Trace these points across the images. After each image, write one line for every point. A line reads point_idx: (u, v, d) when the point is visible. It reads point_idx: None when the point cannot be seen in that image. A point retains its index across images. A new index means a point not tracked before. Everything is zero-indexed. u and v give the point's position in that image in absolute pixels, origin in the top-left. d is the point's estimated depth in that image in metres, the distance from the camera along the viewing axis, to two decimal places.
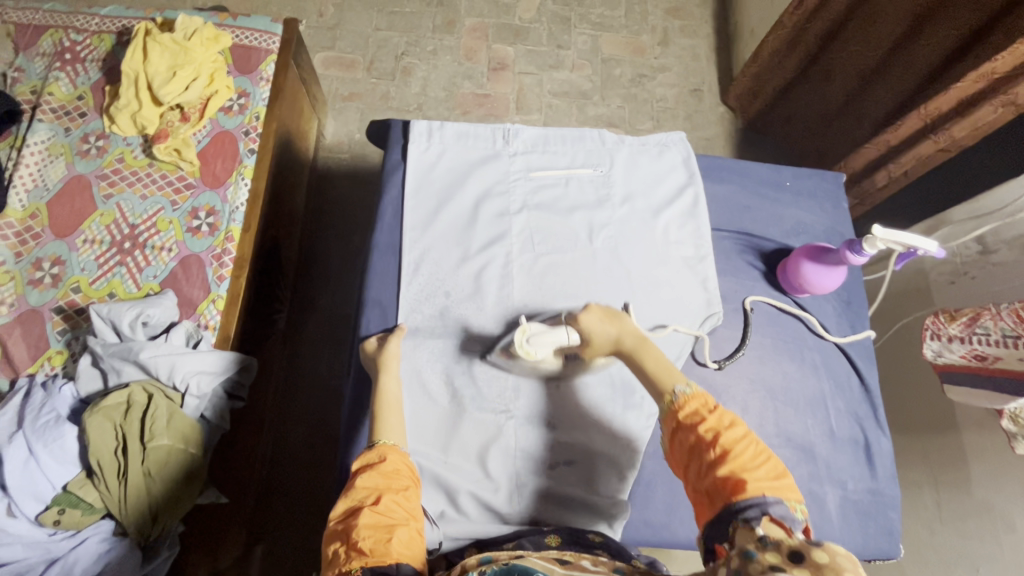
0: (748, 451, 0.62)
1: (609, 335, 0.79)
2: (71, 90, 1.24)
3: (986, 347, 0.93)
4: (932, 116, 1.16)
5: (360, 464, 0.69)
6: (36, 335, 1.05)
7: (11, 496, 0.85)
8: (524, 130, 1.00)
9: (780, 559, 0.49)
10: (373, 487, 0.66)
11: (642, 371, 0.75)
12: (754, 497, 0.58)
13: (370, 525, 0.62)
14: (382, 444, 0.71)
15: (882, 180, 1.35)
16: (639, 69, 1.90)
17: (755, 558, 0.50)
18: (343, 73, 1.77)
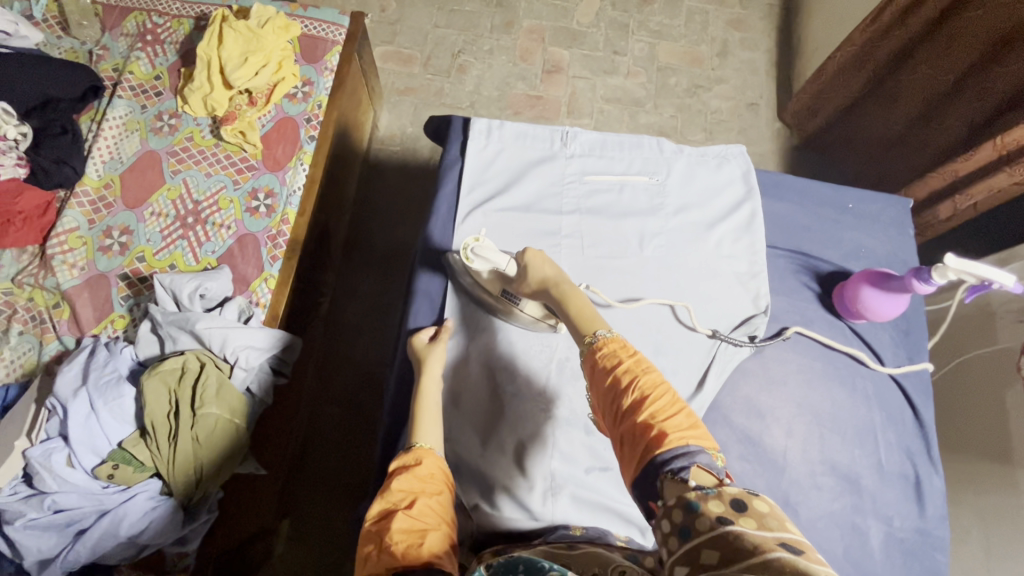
0: (665, 397, 0.60)
1: (544, 274, 0.81)
2: (150, 70, 1.31)
3: None
4: (1009, 147, 1.13)
5: (397, 465, 0.70)
6: (102, 298, 1.11)
7: (72, 447, 0.91)
8: (582, 133, 1.00)
9: (724, 510, 0.49)
10: (408, 489, 0.67)
11: (566, 315, 0.75)
12: (676, 446, 0.56)
13: (403, 525, 0.62)
14: (419, 447, 0.72)
15: (946, 212, 1.31)
16: (695, 79, 1.87)
17: (700, 510, 0.50)
18: (400, 67, 1.81)
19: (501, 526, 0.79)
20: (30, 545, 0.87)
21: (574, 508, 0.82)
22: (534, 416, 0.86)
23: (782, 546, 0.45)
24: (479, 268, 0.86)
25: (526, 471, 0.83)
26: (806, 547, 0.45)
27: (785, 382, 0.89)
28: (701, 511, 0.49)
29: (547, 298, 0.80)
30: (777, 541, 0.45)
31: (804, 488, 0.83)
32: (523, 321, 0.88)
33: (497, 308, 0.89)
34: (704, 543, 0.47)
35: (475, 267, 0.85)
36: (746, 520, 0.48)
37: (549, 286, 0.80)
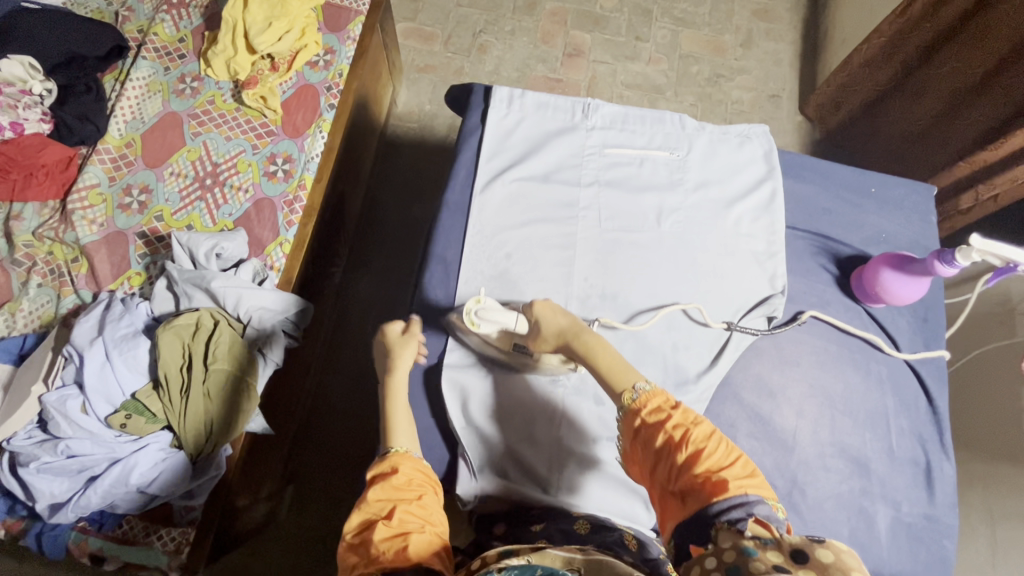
0: (717, 451, 0.64)
1: (559, 326, 0.78)
2: (174, 32, 1.31)
3: None
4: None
5: (373, 473, 0.71)
6: (119, 255, 1.12)
7: (86, 395, 0.92)
8: (604, 106, 0.99)
9: (782, 559, 0.51)
10: (386, 498, 0.68)
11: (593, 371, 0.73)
12: (734, 496, 0.60)
13: (385, 537, 0.64)
14: (394, 453, 0.73)
15: (967, 202, 1.35)
16: (717, 69, 1.85)
17: (755, 556, 0.52)
18: (420, 44, 1.80)
19: (506, 488, 0.82)
20: (42, 488, 0.89)
21: (581, 476, 0.83)
22: (544, 388, 0.86)
23: None
24: (487, 330, 0.82)
25: (534, 437, 0.84)
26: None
27: (798, 363, 0.88)
28: (759, 558, 0.51)
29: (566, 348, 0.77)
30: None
31: (813, 469, 0.83)
32: (544, 370, 0.85)
33: (507, 363, 0.86)
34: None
35: (483, 331, 0.81)
36: (805, 572, 0.49)
37: (568, 336, 0.77)
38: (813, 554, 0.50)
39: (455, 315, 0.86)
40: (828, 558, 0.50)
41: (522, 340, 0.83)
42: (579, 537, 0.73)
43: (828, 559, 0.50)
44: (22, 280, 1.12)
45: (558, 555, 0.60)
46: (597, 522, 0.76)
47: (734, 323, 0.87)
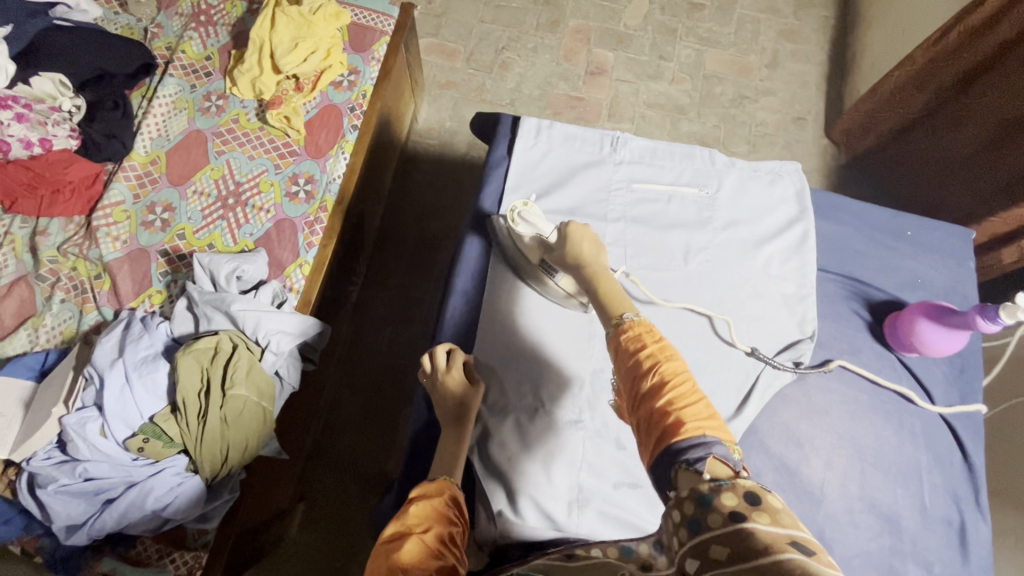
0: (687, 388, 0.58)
1: (583, 251, 0.77)
2: (201, 50, 1.32)
3: None
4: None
5: (417, 492, 0.71)
6: (141, 273, 1.13)
7: (106, 417, 0.92)
8: (633, 139, 0.98)
9: (737, 503, 0.49)
10: (425, 516, 0.67)
11: (597, 293, 0.71)
12: (692, 435, 0.54)
13: (415, 553, 0.62)
14: (442, 480, 0.73)
15: (1013, 256, 1.33)
16: (741, 90, 1.82)
17: (712, 503, 0.49)
18: (443, 60, 1.80)
19: (523, 534, 0.78)
20: (59, 510, 0.89)
21: (601, 522, 0.80)
22: (566, 427, 0.84)
23: (794, 544, 0.45)
24: (524, 232, 0.87)
25: (553, 479, 0.81)
26: (817, 549, 0.46)
27: (827, 412, 0.85)
28: (716, 506, 0.49)
29: (578, 277, 0.76)
30: (788, 539, 0.46)
31: (840, 525, 0.80)
32: (553, 294, 0.89)
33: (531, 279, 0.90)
34: (717, 539, 0.48)
35: (520, 231, 0.87)
36: (761, 517, 0.48)
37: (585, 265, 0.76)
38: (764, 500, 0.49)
39: (500, 217, 0.92)
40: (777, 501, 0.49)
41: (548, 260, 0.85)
42: None
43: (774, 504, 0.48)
44: (45, 295, 1.13)
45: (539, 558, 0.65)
46: None
47: (758, 350, 0.85)
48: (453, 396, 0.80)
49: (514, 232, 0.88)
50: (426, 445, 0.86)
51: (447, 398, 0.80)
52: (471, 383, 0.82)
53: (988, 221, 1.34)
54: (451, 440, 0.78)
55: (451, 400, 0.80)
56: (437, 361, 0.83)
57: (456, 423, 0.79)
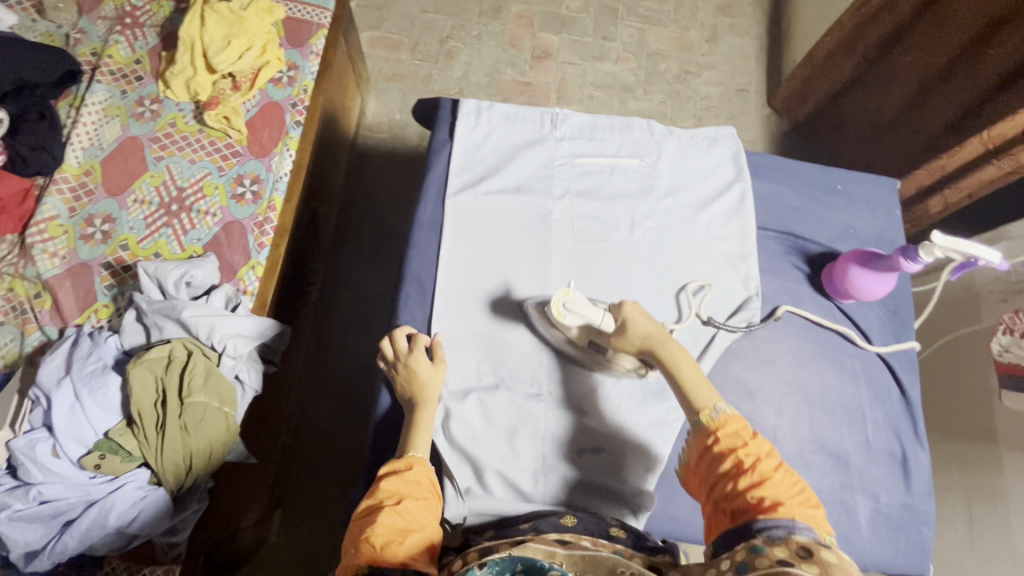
0: (783, 482, 0.63)
1: (643, 329, 0.77)
2: (129, 54, 1.27)
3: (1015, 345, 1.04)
4: (995, 142, 1.16)
5: (387, 469, 0.73)
6: (84, 288, 1.09)
7: (57, 437, 0.90)
8: (573, 115, 1.00)
9: (788, 555, 0.54)
10: (396, 490, 0.70)
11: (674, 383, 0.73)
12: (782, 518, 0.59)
13: (388, 523, 0.65)
14: (411, 455, 0.74)
15: (936, 206, 1.34)
16: (684, 65, 1.86)
17: (762, 553, 0.56)
18: (387, 53, 1.78)
19: (494, 510, 0.81)
20: (15, 537, 0.86)
21: (567, 490, 0.84)
22: (527, 403, 0.86)
23: None
24: (570, 323, 0.82)
25: (517, 452, 0.84)
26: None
27: (775, 362, 0.90)
28: (765, 554, 0.55)
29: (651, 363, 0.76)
30: None
31: (793, 466, 0.85)
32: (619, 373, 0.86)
33: (590, 364, 0.87)
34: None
35: (568, 322, 0.82)
36: (808, 566, 0.53)
37: (653, 344, 0.77)
38: (817, 555, 0.54)
39: (534, 306, 0.88)
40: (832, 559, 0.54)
41: (600, 338, 0.82)
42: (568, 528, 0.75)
43: (831, 559, 0.53)
44: None
45: (540, 547, 0.64)
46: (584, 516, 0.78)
47: (717, 322, 0.88)
48: (417, 377, 0.81)
49: (561, 323, 0.83)
50: (392, 431, 0.86)
51: (410, 380, 0.80)
52: (435, 364, 0.82)
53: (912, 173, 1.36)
54: (416, 421, 0.78)
55: (414, 382, 0.80)
56: (399, 346, 0.82)
57: (419, 404, 0.79)
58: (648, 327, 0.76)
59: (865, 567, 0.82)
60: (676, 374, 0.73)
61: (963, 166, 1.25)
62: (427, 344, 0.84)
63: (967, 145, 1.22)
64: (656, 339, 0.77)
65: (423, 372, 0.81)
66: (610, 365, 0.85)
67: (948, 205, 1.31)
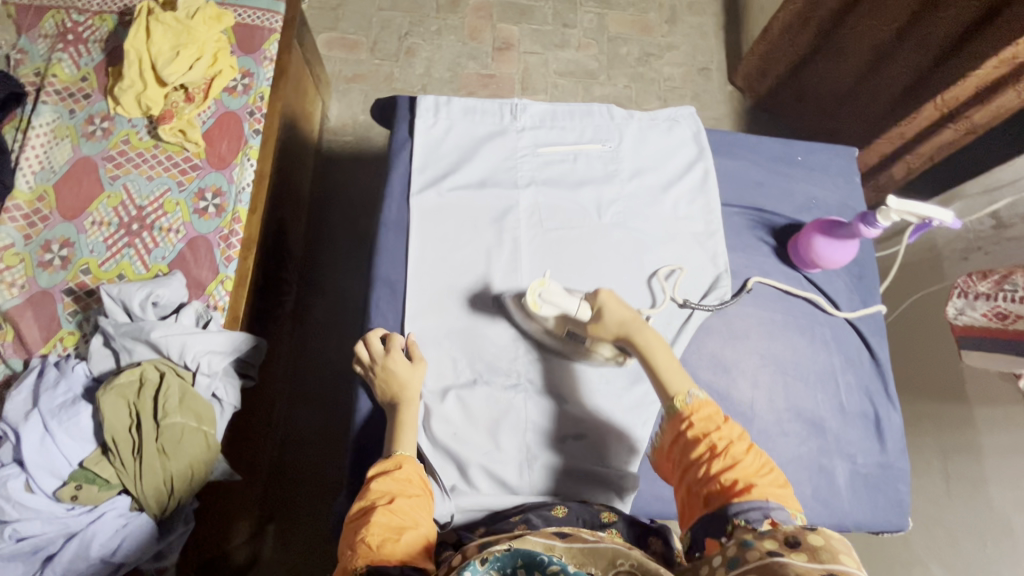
0: (755, 463, 0.66)
1: (619, 316, 0.79)
2: (74, 72, 1.23)
3: (1009, 304, 0.94)
4: (949, 106, 1.18)
5: (376, 470, 0.72)
6: (47, 317, 1.06)
7: (29, 471, 0.87)
8: (532, 105, 1.00)
9: (776, 545, 0.54)
10: (387, 490, 0.69)
11: (650, 369, 0.76)
12: (755, 500, 0.62)
13: (383, 521, 0.64)
14: (399, 453, 0.74)
15: (901, 172, 1.36)
16: (646, 48, 1.86)
17: (752, 546, 0.55)
18: (346, 54, 1.75)
19: (481, 504, 0.82)
20: None
21: (552, 478, 0.84)
22: (507, 396, 0.86)
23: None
24: (547, 313, 0.82)
25: (501, 446, 0.84)
26: None
27: (748, 335, 0.91)
28: (754, 547, 0.54)
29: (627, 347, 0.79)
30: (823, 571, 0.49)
31: (772, 436, 0.87)
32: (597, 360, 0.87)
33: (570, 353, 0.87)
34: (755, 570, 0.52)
35: (545, 313, 0.81)
36: (797, 555, 0.52)
37: (629, 329, 0.79)
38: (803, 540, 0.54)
39: (512, 297, 0.88)
40: (819, 542, 0.53)
41: (577, 327, 0.84)
42: (558, 519, 0.76)
43: (817, 544, 0.53)
44: None
45: (539, 541, 0.59)
46: (574, 506, 0.78)
47: (692, 302, 0.89)
48: (395, 378, 0.80)
49: (538, 314, 0.83)
50: (373, 435, 0.85)
51: (388, 382, 0.80)
52: (413, 363, 0.82)
53: (875, 144, 1.37)
54: (399, 422, 0.78)
55: (394, 383, 0.80)
56: (374, 348, 0.81)
57: (401, 404, 0.79)
58: (624, 314, 0.79)
59: (846, 526, 0.85)
60: (652, 357, 0.76)
61: (921, 131, 1.26)
62: (404, 344, 0.84)
63: (923, 113, 1.23)
64: (631, 323, 0.80)
65: (401, 369, 0.80)
66: (588, 354, 0.86)
67: (912, 169, 1.34)
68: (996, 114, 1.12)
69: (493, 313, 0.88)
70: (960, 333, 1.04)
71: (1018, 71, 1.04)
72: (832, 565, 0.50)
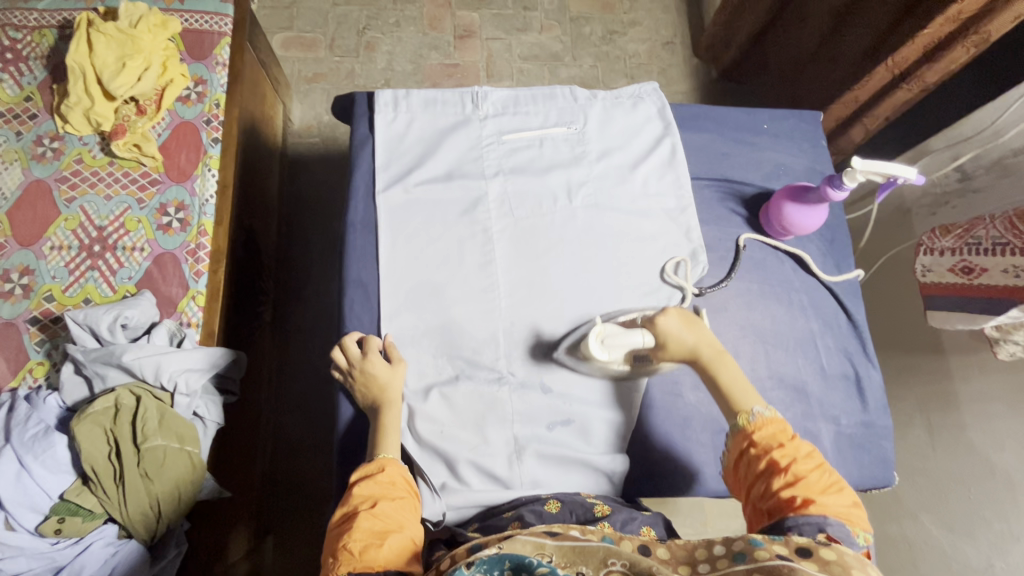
0: (818, 481, 0.65)
1: (686, 342, 0.78)
2: (17, 92, 1.18)
3: (975, 257, 0.97)
4: (902, 65, 1.19)
5: (360, 475, 0.72)
6: (13, 348, 1.02)
7: (6, 509, 0.85)
8: (493, 91, 0.98)
9: (785, 551, 0.56)
10: (370, 494, 0.69)
11: (714, 384, 0.76)
12: (813, 516, 0.62)
13: (366, 527, 0.64)
14: (383, 455, 0.74)
15: (859, 134, 1.38)
16: (609, 26, 1.84)
17: (761, 546, 0.57)
18: (304, 53, 1.71)
19: (472, 500, 0.81)
20: None
21: (543, 467, 0.84)
22: (491, 390, 0.85)
23: None
24: (615, 356, 0.81)
25: (488, 440, 0.84)
26: None
27: (726, 308, 0.91)
28: (763, 547, 0.57)
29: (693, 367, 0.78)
30: None
31: None
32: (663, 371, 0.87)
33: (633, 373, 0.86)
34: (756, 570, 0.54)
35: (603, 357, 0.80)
36: (808, 563, 0.54)
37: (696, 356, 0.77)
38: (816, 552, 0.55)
39: (564, 344, 0.86)
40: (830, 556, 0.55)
41: (642, 353, 0.82)
42: (552, 515, 0.75)
43: (831, 557, 0.55)
44: None
45: (528, 541, 0.61)
46: (567, 499, 0.78)
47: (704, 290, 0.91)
48: (375, 380, 0.79)
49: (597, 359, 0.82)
50: (359, 440, 0.85)
51: (369, 385, 0.79)
52: (392, 365, 0.80)
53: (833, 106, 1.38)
54: (382, 424, 0.77)
55: (374, 386, 0.79)
56: (351, 353, 0.80)
57: (383, 407, 0.78)
58: (691, 339, 0.77)
59: None
60: (716, 374, 0.76)
61: (876, 93, 1.28)
62: (382, 346, 0.83)
63: (877, 74, 1.24)
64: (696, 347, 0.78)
65: (382, 370, 0.79)
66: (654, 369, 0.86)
67: (869, 132, 1.36)
68: (948, 69, 1.13)
69: (469, 306, 0.87)
70: (927, 292, 1.05)
71: (966, 27, 1.05)
72: None
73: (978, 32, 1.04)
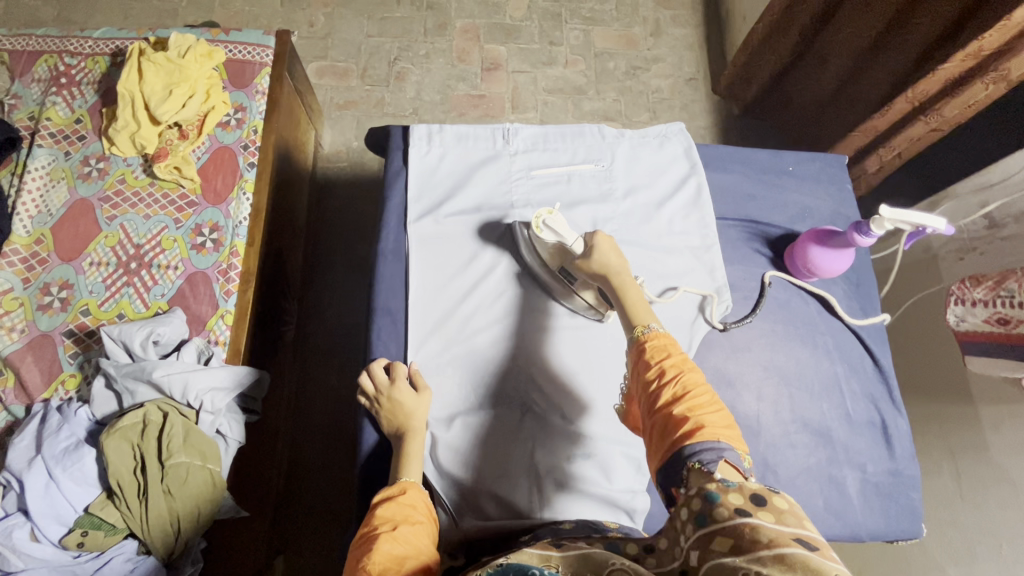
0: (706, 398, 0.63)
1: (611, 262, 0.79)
2: (69, 114, 1.24)
3: (1008, 309, 0.97)
4: (920, 99, 1.18)
5: (380, 497, 0.72)
6: (48, 361, 1.06)
7: (34, 521, 0.87)
8: (523, 129, 1.01)
9: (743, 502, 0.52)
10: (391, 516, 0.68)
11: (619, 304, 0.76)
12: (707, 440, 0.59)
13: (386, 549, 0.63)
14: (405, 481, 0.74)
15: (874, 165, 1.37)
16: (632, 61, 1.89)
17: (717, 500, 0.53)
18: (336, 82, 1.77)
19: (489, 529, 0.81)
20: None
21: (561, 500, 0.82)
22: (513, 421, 0.86)
23: (797, 540, 0.47)
24: (547, 239, 0.85)
25: (509, 471, 0.84)
26: (821, 547, 0.46)
27: (750, 348, 0.92)
28: (721, 503, 0.52)
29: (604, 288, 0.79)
30: (793, 536, 0.47)
31: (780, 448, 0.87)
32: (579, 306, 0.89)
33: (555, 290, 0.90)
34: (720, 531, 0.50)
35: (544, 238, 0.85)
36: (762, 512, 0.50)
37: (610, 274, 0.79)
38: (769, 500, 0.52)
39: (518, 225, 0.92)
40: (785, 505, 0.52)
41: (570, 266, 0.85)
42: (567, 531, 0.74)
43: (782, 506, 0.52)
44: None
45: (533, 553, 0.56)
46: (583, 524, 0.76)
47: (729, 324, 0.91)
48: (402, 408, 0.80)
49: (536, 238, 0.86)
50: (381, 466, 0.85)
51: (396, 413, 0.80)
52: (418, 392, 0.81)
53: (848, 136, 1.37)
54: (405, 452, 0.78)
55: (399, 413, 0.80)
56: (378, 379, 0.81)
57: (407, 435, 0.79)
58: (615, 260, 0.78)
59: (860, 536, 0.86)
60: (624, 295, 0.76)
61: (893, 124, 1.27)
62: (408, 373, 0.84)
63: (895, 105, 1.23)
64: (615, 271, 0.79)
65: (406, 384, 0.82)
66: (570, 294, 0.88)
67: (884, 163, 1.35)
68: (966, 107, 1.13)
69: (493, 338, 0.89)
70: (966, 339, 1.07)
71: (987, 63, 1.04)
72: (796, 529, 0.49)
73: (998, 70, 1.04)
